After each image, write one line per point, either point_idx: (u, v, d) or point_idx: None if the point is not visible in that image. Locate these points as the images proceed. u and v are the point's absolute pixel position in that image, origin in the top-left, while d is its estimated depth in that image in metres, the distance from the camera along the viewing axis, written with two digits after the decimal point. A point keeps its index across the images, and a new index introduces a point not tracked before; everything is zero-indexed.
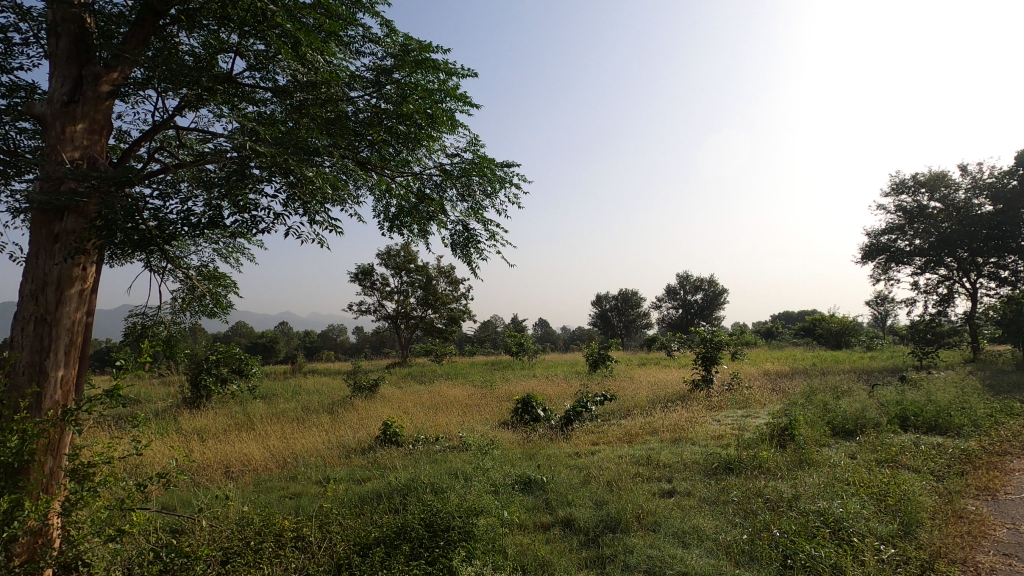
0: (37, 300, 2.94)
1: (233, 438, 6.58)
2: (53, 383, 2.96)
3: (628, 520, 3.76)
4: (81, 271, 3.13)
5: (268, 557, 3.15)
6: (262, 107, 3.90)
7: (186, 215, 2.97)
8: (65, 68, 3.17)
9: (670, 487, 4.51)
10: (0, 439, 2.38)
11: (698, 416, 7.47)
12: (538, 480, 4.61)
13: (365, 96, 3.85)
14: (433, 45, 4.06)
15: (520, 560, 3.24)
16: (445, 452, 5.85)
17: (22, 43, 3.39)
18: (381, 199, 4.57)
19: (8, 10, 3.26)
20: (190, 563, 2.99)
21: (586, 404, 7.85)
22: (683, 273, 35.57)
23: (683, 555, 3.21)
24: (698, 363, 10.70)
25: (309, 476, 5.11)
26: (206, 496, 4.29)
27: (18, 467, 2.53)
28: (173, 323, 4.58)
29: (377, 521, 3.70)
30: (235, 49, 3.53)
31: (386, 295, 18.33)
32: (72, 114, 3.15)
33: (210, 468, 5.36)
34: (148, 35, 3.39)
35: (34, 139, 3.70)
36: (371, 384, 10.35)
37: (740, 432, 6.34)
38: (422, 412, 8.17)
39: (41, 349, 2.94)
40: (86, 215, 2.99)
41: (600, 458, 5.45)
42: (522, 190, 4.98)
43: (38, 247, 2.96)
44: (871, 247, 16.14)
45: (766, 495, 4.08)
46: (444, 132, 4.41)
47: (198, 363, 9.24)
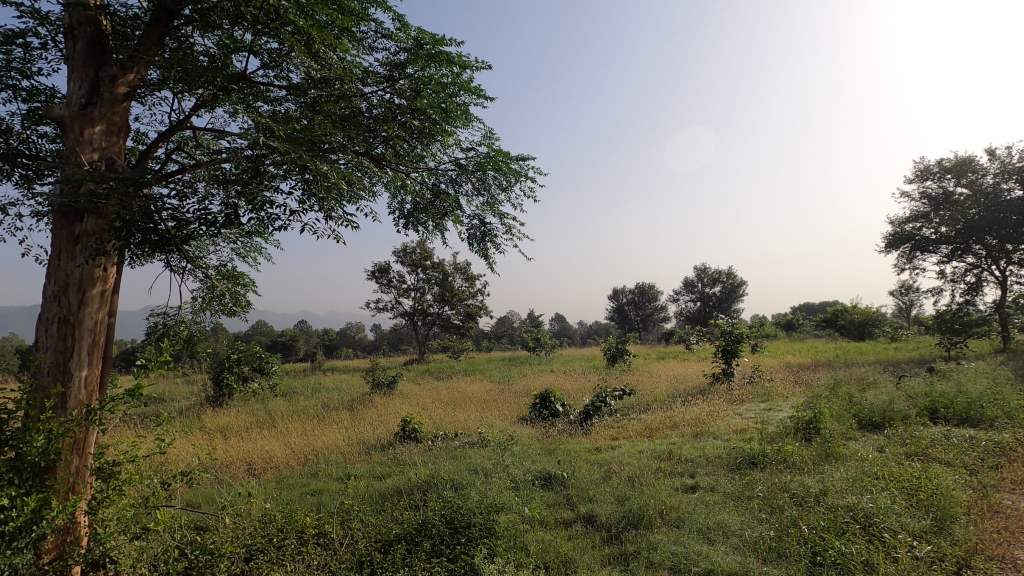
0: (60, 301, 2.97)
1: (254, 435, 6.64)
2: (77, 384, 3.00)
3: (651, 516, 3.72)
4: (102, 272, 3.16)
5: (291, 554, 3.16)
6: (277, 106, 3.92)
7: (203, 214, 2.98)
8: (81, 70, 3.20)
9: (693, 482, 4.45)
10: (27, 439, 2.42)
11: (719, 409, 7.39)
12: (558, 476, 4.57)
13: (378, 91, 3.85)
14: (446, 37, 4.00)
15: (542, 556, 3.21)
16: (464, 448, 5.85)
17: (41, 47, 3.42)
18: (395, 195, 4.56)
19: (27, 15, 3.29)
20: (214, 561, 3.03)
21: (605, 399, 7.81)
22: (702, 266, 35.14)
23: (708, 552, 3.16)
24: (719, 356, 10.57)
25: (330, 473, 5.15)
26: (230, 493, 4.34)
27: (45, 467, 2.57)
28: (194, 323, 4.63)
29: (399, 517, 3.71)
30: (249, 48, 3.53)
31: (403, 292, 18.42)
32: (90, 116, 3.17)
33: (233, 465, 5.43)
34: (162, 35, 3.41)
35: (55, 142, 3.75)
36: (389, 381, 10.41)
37: (763, 425, 6.25)
38: (441, 408, 8.19)
39: (65, 350, 2.97)
40: (105, 216, 3.03)
41: (620, 453, 5.40)
42: (539, 183, 4.92)
43: (59, 249, 3.00)
44: (894, 236, 15.81)
45: (792, 490, 4.00)
46: (459, 127, 4.37)
47: (219, 362, 9.37)
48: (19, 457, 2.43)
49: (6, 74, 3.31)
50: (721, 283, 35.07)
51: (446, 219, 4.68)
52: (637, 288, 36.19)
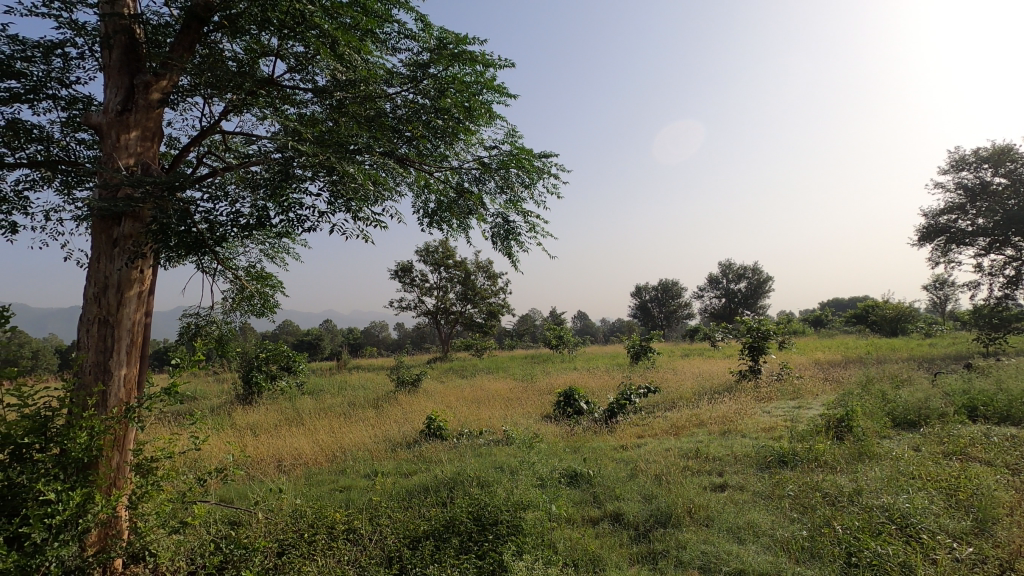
0: (100, 303, 3.08)
1: (283, 433, 6.78)
2: (117, 382, 3.09)
3: (679, 514, 3.68)
4: (139, 274, 3.26)
5: (321, 550, 3.21)
6: (303, 108, 3.97)
7: (235, 216, 3.04)
8: (117, 78, 3.29)
9: (722, 481, 4.39)
10: (70, 436, 2.52)
11: (747, 407, 7.28)
12: (584, 475, 4.56)
13: (402, 92, 3.88)
14: (469, 37, 4.01)
15: (570, 555, 3.20)
16: (489, 445, 5.88)
17: (78, 57, 3.53)
18: (420, 194, 4.60)
19: (65, 26, 3.41)
20: (247, 555, 3.11)
21: (630, 396, 7.76)
22: (727, 262, 34.67)
23: (739, 552, 3.12)
24: (745, 354, 10.40)
25: (358, 469, 5.22)
26: (261, 489, 4.43)
27: (88, 462, 2.67)
28: (225, 323, 4.74)
29: (426, 514, 3.74)
30: (276, 53, 3.59)
31: (426, 291, 18.57)
32: (126, 122, 3.26)
33: (263, 462, 5.55)
34: (193, 42, 3.49)
35: (92, 148, 3.87)
36: (413, 380, 10.50)
37: (793, 424, 6.14)
38: (465, 405, 8.25)
39: (105, 349, 3.07)
40: (141, 219, 3.12)
41: (646, 451, 5.36)
42: (562, 180, 4.91)
43: (98, 252, 3.10)
44: (928, 228, 15.34)
45: (824, 489, 3.92)
46: (482, 125, 4.39)
47: (249, 361, 9.59)
48: (64, 453, 2.53)
49: (46, 84, 3.42)
50: (747, 279, 34.53)
51: (470, 217, 4.69)
52: (660, 285, 35.88)
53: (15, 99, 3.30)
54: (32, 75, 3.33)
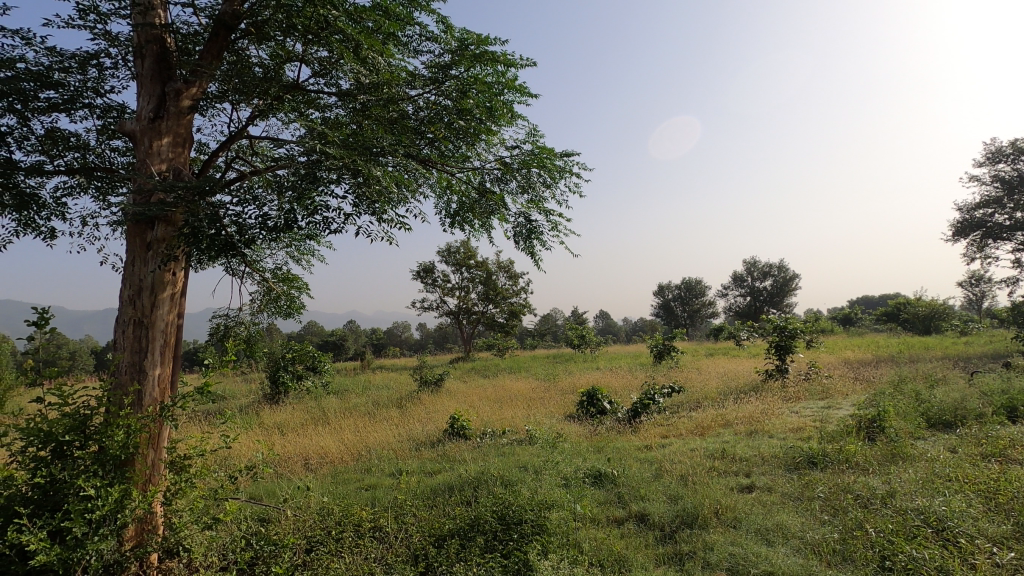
0: (134, 305, 3.17)
1: (310, 431, 6.89)
2: (151, 382, 3.17)
3: (706, 516, 3.64)
4: (172, 277, 3.35)
5: (349, 546, 3.26)
6: (327, 112, 4.03)
7: (263, 219, 3.10)
8: (149, 86, 3.39)
9: (749, 482, 4.33)
10: (109, 433, 2.60)
11: (774, 407, 7.16)
12: (608, 475, 4.53)
13: (424, 94, 3.92)
14: (491, 37, 4.02)
15: (596, 554, 3.18)
16: (513, 445, 5.90)
17: (112, 67, 3.63)
18: (442, 196, 4.63)
19: (100, 37, 3.51)
20: (277, 551, 3.17)
21: (654, 396, 7.69)
22: (752, 260, 34.16)
23: (768, 554, 3.06)
24: (773, 353, 10.20)
25: (383, 468, 5.28)
26: (289, 487, 4.50)
27: (125, 459, 2.74)
28: (253, 324, 4.83)
29: (450, 513, 3.77)
30: (300, 58, 3.65)
31: (448, 291, 18.68)
32: (158, 129, 3.36)
33: (291, 460, 5.64)
34: (221, 49, 3.58)
35: (126, 155, 3.98)
36: (436, 380, 10.57)
37: (822, 424, 6.01)
38: (488, 405, 8.27)
39: (140, 350, 3.16)
40: (174, 223, 3.20)
41: (671, 451, 5.31)
42: (584, 178, 4.89)
43: (133, 256, 3.20)
44: (962, 223, 14.87)
45: (856, 491, 3.83)
46: (503, 125, 4.40)
47: (276, 360, 9.78)
48: (102, 450, 2.61)
49: (82, 94, 3.53)
50: (772, 276, 33.95)
51: (491, 217, 4.70)
52: (683, 283, 35.50)
53: (54, 109, 3.41)
54: (69, 85, 3.44)
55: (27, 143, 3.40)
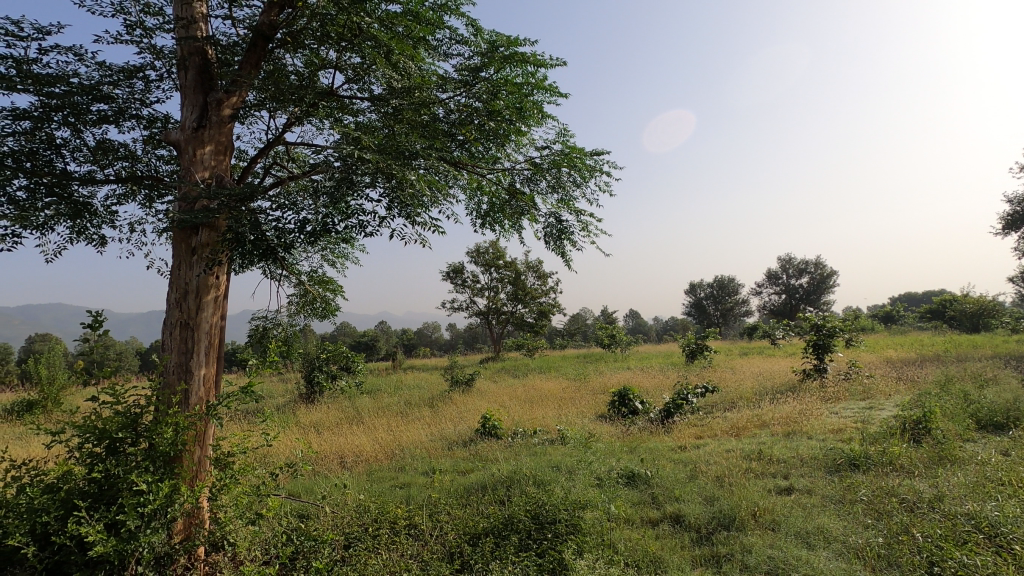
0: (181, 307, 3.29)
1: (345, 430, 7.02)
2: (198, 381, 3.30)
3: (743, 518, 3.58)
4: (215, 280, 3.46)
5: (385, 543, 3.31)
6: (359, 117, 4.11)
7: (301, 223, 3.17)
8: (192, 96, 3.52)
9: (788, 484, 4.23)
10: (158, 431, 2.70)
11: (813, 407, 6.99)
12: (642, 475, 4.49)
13: (455, 97, 3.97)
14: (520, 38, 4.04)
15: (630, 555, 3.16)
16: (544, 444, 5.90)
17: (158, 79, 3.78)
18: (473, 197, 4.67)
19: (145, 50, 3.66)
20: (317, 546, 3.25)
21: (687, 396, 7.57)
22: (787, 257, 33.30)
23: (809, 557, 2.99)
24: (810, 353, 9.93)
25: (416, 467, 5.34)
26: (327, 485, 4.61)
27: (174, 456, 2.85)
28: (290, 326, 4.96)
29: (484, 512, 3.79)
30: (334, 65, 3.74)
31: (477, 291, 18.78)
32: (201, 138, 3.48)
33: (328, 458, 5.77)
34: (259, 59, 3.67)
35: (171, 163, 4.14)
36: (467, 380, 10.65)
37: (864, 425, 5.83)
38: (519, 405, 8.29)
39: (186, 351, 3.28)
40: (217, 229, 3.32)
41: (706, 452, 5.22)
42: (614, 177, 4.86)
43: (180, 260, 3.33)
44: (1013, 216, 14.20)
45: (902, 495, 3.71)
46: (532, 126, 4.41)
47: (311, 361, 10.01)
48: (153, 447, 2.72)
49: (130, 105, 3.68)
50: (809, 273, 33.04)
51: (522, 218, 4.71)
52: (716, 281, 34.91)
53: (104, 121, 3.57)
54: (118, 98, 3.60)
55: (79, 154, 3.57)
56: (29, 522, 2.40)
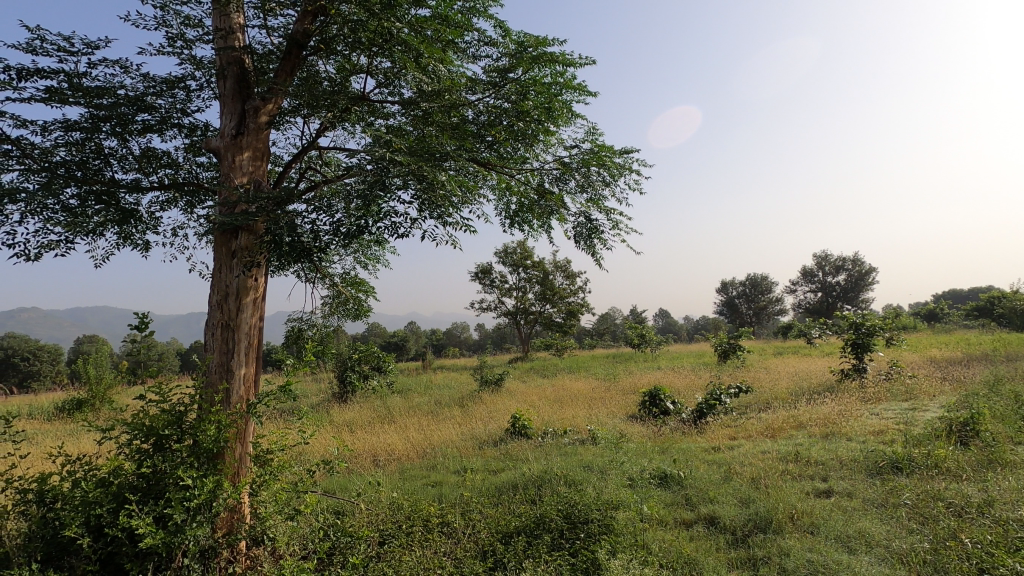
0: (222, 309, 3.41)
1: (378, 429, 7.13)
2: (238, 381, 3.39)
3: (780, 520, 3.51)
4: (254, 282, 3.56)
5: (419, 540, 3.36)
6: (390, 121, 4.19)
7: (336, 226, 3.24)
8: (231, 104, 3.63)
9: (827, 487, 4.12)
10: (202, 429, 2.80)
11: (852, 408, 6.78)
12: (674, 476, 4.44)
13: (485, 98, 4.02)
14: (549, 38, 4.04)
15: (664, 556, 3.13)
16: (575, 444, 5.89)
17: (198, 88, 3.92)
18: (502, 198, 4.69)
19: (187, 61, 3.79)
20: (352, 542, 3.32)
21: (721, 396, 7.44)
22: (823, 254, 32.47)
23: (850, 562, 2.91)
24: (848, 352, 9.63)
25: (448, 466, 5.40)
26: (361, 482, 4.69)
27: (216, 452, 2.95)
28: (324, 327, 5.09)
29: (516, 511, 3.80)
30: (365, 70, 3.81)
31: (505, 291, 18.83)
32: (240, 144, 3.59)
33: (361, 456, 5.88)
34: (294, 66, 3.77)
35: (210, 169, 4.28)
36: (496, 380, 10.69)
37: (907, 427, 5.63)
38: (549, 405, 8.29)
39: (227, 351, 3.39)
40: (255, 232, 3.42)
41: (741, 453, 5.14)
42: (644, 175, 4.80)
43: (220, 263, 3.44)
44: None
45: (948, 499, 3.57)
46: (561, 125, 4.41)
47: (344, 361, 10.20)
48: (197, 444, 2.82)
49: (172, 114, 3.82)
50: (846, 270, 32.06)
51: (552, 217, 4.69)
52: (748, 280, 34.22)
53: (148, 130, 3.71)
54: (161, 107, 3.73)
55: (126, 162, 3.72)
56: (83, 514, 2.51)
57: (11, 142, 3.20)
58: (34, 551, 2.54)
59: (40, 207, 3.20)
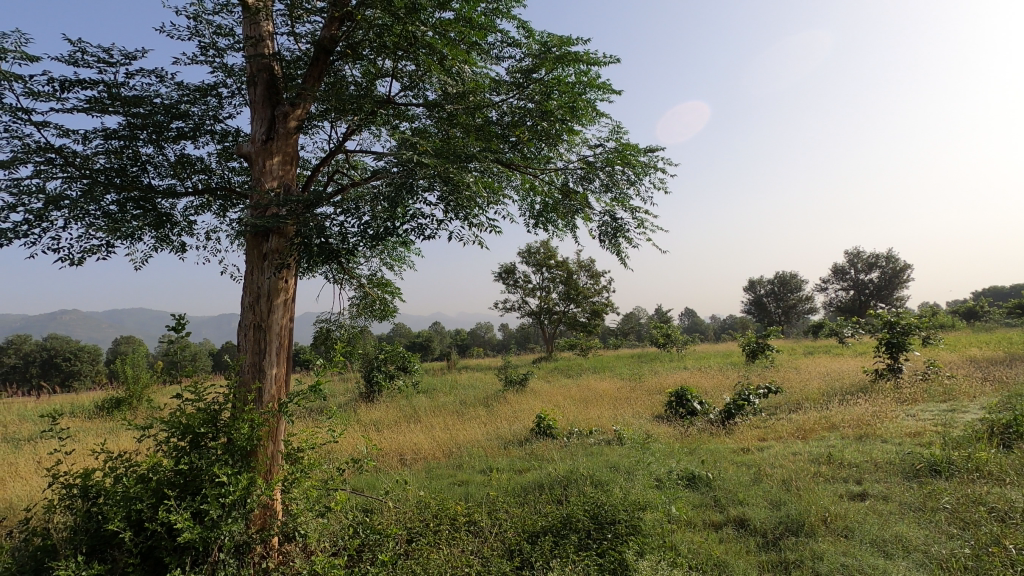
0: (254, 310, 3.49)
1: (404, 429, 7.20)
2: (270, 380, 3.47)
3: (813, 523, 3.44)
4: (285, 284, 3.64)
5: (446, 539, 3.39)
6: (414, 123, 4.23)
7: (363, 228, 3.29)
8: (261, 111, 3.72)
9: (861, 489, 4.02)
10: (236, 428, 2.87)
11: (887, 409, 6.58)
12: (703, 477, 4.39)
13: (509, 99, 4.04)
14: (572, 38, 4.04)
15: (693, 558, 3.10)
16: (601, 445, 5.86)
17: (229, 95, 4.02)
18: (526, 198, 4.70)
19: (219, 69, 3.90)
20: (381, 540, 3.37)
21: (749, 396, 7.31)
22: (854, 251, 31.67)
23: (886, 567, 2.84)
24: (883, 351, 9.36)
25: (474, 465, 5.43)
26: (389, 481, 4.76)
27: (250, 450, 3.03)
28: (352, 327, 5.20)
29: (542, 511, 3.80)
30: (391, 74, 3.86)
31: (529, 291, 18.83)
32: (270, 149, 3.67)
33: (388, 455, 5.95)
34: (321, 72, 3.84)
35: (242, 174, 4.38)
36: (520, 380, 10.70)
37: (945, 428, 5.45)
38: (574, 405, 8.26)
39: (259, 351, 3.48)
40: (285, 235, 3.49)
41: (771, 455, 5.04)
42: (670, 173, 4.75)
43: (252, 266, 3.53)
44: None
45: (991, 503, 3.45)
46: (585, 125, 4.40)
47: (370, 361, 10.34)
48: (232, 442, 2.90)
49: (204, 121, 3.93)
50: (880, 267, 31.15)
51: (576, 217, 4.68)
52: (777, 278, 33.54)
53: (182, 137, 3.83)
54: (195, 114, 3.84)
55: (162, 168, 3.84)
56: (125, 509, 2.61)
57: (55, 151, 3.33)
58: (79, 543, 2.65)
59: (82, 214, 3.33)
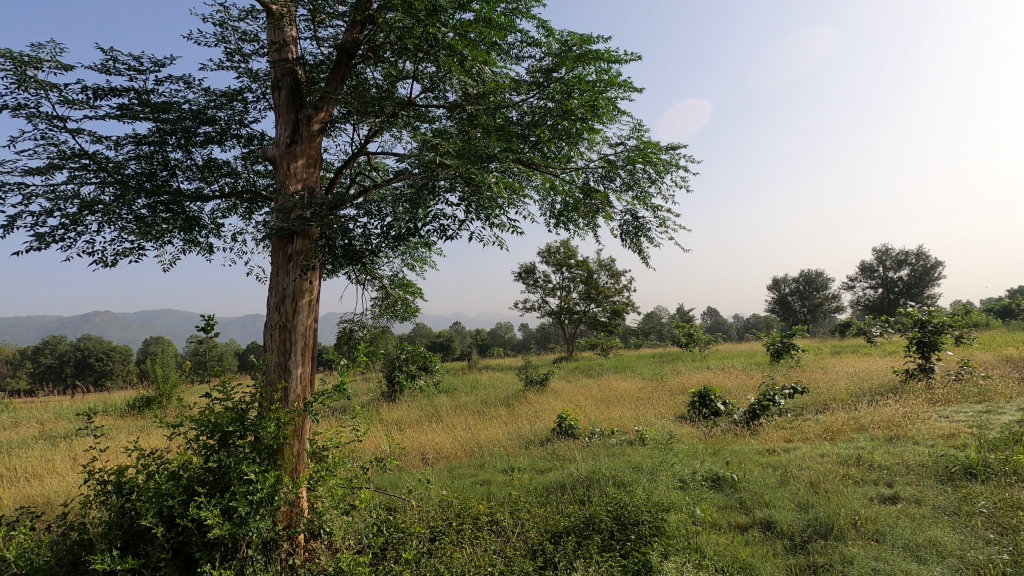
0: (280, 311, 3.56)
1: (425, 428, 7.24)
2: (295, 380, 3.53)
3: (842, 527, 3.37)
4: (310, 285, 3.69)
5: (469, 538, 3.41)
6: (435, 124, 4.26)
7: (386, 229, 3.32)
8: (286, 114, 3.78)
9: (892, 492, 3.92)
10: (263, 426, 2.93)
11: (919, 410, 6.41)
12: (728, 478, 4.33)
13: (528, 99, 4.04)
14: (593, 36, 4.02)
15: (718, 560, 3.06)
16: (623, 445, 5.82)
17: (255, 100, 4.09)
18: (546, 197, 4.70)
19: (244, 75, 3.97)
20: (405, 538, 3.40)
21: (774, 397, 7.19)
22: (882, 248, 30.95)
23: (920, 572, 2.77)
24: (913, 351, 9.11)
25: (495, 465, 5.44)
26: (411, 479, 4.80)
27: (276, 449, 3.08)
28: (374, 327, 5.25)
29: (564, 511, 3.79)
30: (411, 76, 3.90)
31: (549, 291, 18.79)
32: (294, 152, 3.74)
33: (410, 454, 5.99)
34: (343, 75, 3.89)
35: (267, 177, 4.46)
36: (541, 380, 10.68)
37: (981, 430, 5.28)
38: (595, 405, 8.21)
39: (285, 351, 3.53)
40: (310, 237, 3.55)
41: (798, 456, 4.95)
42: (691, 170, 4.69)
43: (278, 267, 3.59)
44: None
45: None
46: (605, 123, 4.37)
47: (391, 361, 10.42)
48: (259, 440, 2.95)
49: (230, 126, 4.00)
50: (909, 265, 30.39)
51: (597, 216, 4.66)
52: (801, 276, 32.91)
53: (209, 142, 3.91)
54: (221, 119, 3.92)
55: (190, 172, 3.92)
56: (157, 505, 2.68)
57: (88, 157, 3.43)
58: (114, 538, 2.73)
59: (114, 217, 3.42)
